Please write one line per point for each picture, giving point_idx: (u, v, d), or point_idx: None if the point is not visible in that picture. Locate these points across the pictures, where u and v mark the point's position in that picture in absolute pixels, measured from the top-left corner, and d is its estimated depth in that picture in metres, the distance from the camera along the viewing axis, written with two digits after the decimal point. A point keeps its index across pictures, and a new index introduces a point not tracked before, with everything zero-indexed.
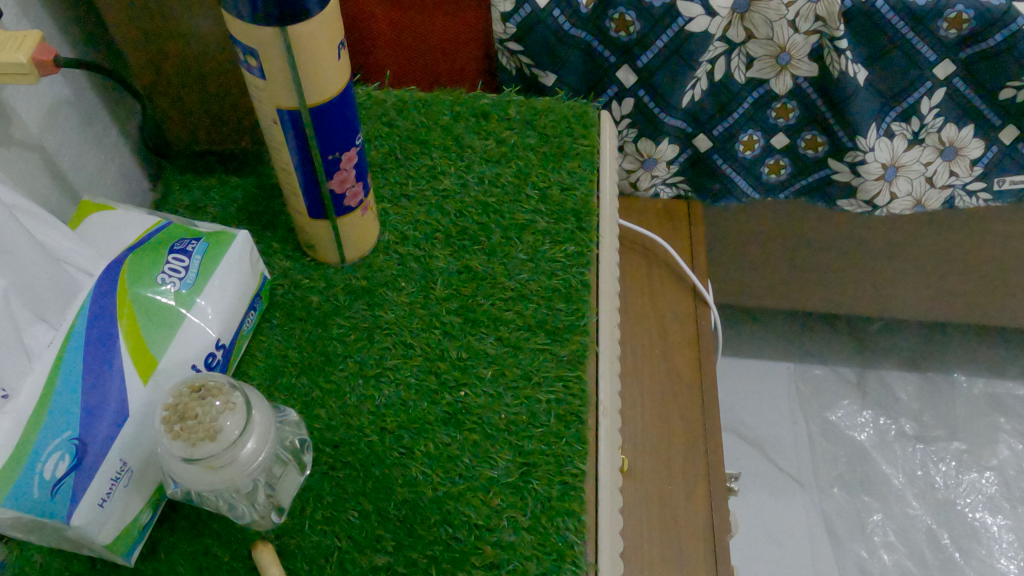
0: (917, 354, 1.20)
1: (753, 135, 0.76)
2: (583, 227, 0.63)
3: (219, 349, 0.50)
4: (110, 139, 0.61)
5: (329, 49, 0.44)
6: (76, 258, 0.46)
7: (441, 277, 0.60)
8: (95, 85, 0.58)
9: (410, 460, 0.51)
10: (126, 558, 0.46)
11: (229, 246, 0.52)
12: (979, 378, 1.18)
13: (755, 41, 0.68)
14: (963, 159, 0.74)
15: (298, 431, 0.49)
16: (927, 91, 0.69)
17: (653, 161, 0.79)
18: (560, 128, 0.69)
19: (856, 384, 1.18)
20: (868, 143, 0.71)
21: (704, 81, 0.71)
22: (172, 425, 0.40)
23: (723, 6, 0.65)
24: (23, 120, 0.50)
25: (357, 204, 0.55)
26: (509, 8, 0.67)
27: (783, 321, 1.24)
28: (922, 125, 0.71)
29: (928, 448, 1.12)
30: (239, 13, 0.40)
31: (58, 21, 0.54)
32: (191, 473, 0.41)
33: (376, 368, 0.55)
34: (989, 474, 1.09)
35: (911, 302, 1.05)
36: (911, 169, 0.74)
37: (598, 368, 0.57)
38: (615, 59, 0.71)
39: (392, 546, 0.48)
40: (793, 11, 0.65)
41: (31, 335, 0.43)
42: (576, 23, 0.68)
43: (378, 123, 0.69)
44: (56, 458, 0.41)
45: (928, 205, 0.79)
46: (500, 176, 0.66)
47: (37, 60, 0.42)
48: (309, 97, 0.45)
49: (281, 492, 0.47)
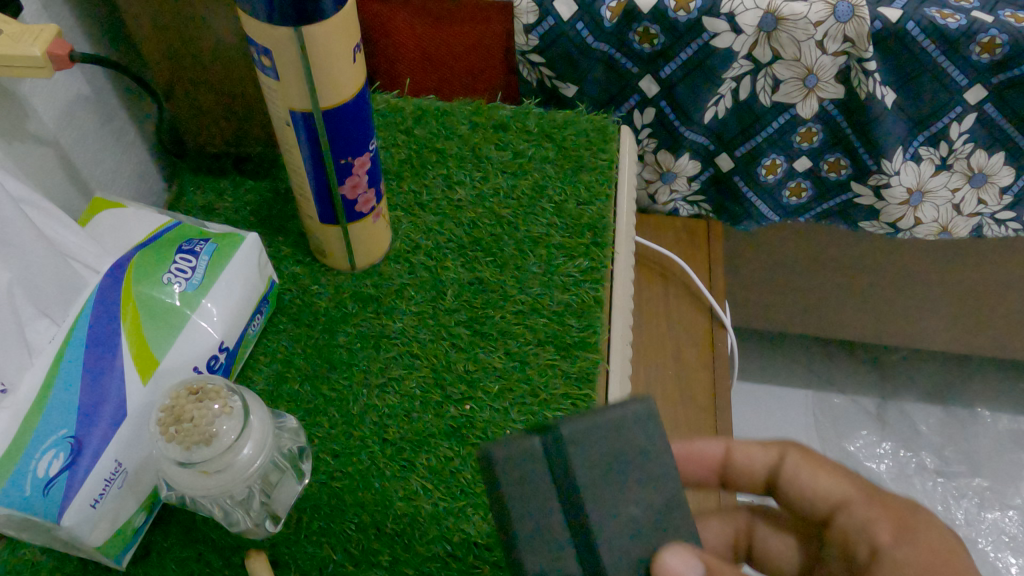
0: (939, 386, 1.17)
1: (775, 159, 0.74)
2: (599, 242, 0.62)
3: (223, 352, 0.50)
4: (128, 137, 0.62)
5: (344, 50, 0.43)
6: (83, 254, 0.46)
7: (453, 289, 0.59)
8: (114, 83, 0.59)
9: (411, 474, 0.50)
10: (116, 561, 0.45)
11: (238, 249, 0.51)
12: (1003, 414, 1.14)
13: (782, 62, 0.65)
14: (993, 187, 0.71)
15: (297, 439, 0.48)
16: (958, 116, 0.66)
17: (672, 175, 0.79)
18: (579, 142, 0.68)
19: (875, 415, 1.15)
20: (894, 167, 0.69)
21: (728, 98, 0.70)
22: (167, 427, 0.39)
23: (749, 24, 0.63)
24: (39, 114, 0.50)
25: (368, 210, 0.54)
26: (531, 21, 0.67)
27: (800, 346, 1.22)
28: (950, 151, 0.68)
29: (948, 483, 1.08)
30: (254, 11, 0.40)
31: (80, 19, 0.54)
32: (184, 477, 0.40)
33: (382, 378, 0.54)
34: (1012, 513, 1.05)
35: (934, 332, 1.02)
36: (936, 195, 0.72)
37: (609, 387, 0.55)
38: (637, 69, 0.69)
39: (387, 561, 0.46)
40: (821, 31, 0.62)
41: (32, 330, 0.43)
42: (599, 37, 0.67)
43: (395, 131, 0.69)
44: (51, 456, 0.40)
45: (955, 232, 0.77)
46: (516, 188, 0.66)
47: (53, 54, 0.42)
48: (322, 100, 0.45)
49: (276, 500, 0.46)
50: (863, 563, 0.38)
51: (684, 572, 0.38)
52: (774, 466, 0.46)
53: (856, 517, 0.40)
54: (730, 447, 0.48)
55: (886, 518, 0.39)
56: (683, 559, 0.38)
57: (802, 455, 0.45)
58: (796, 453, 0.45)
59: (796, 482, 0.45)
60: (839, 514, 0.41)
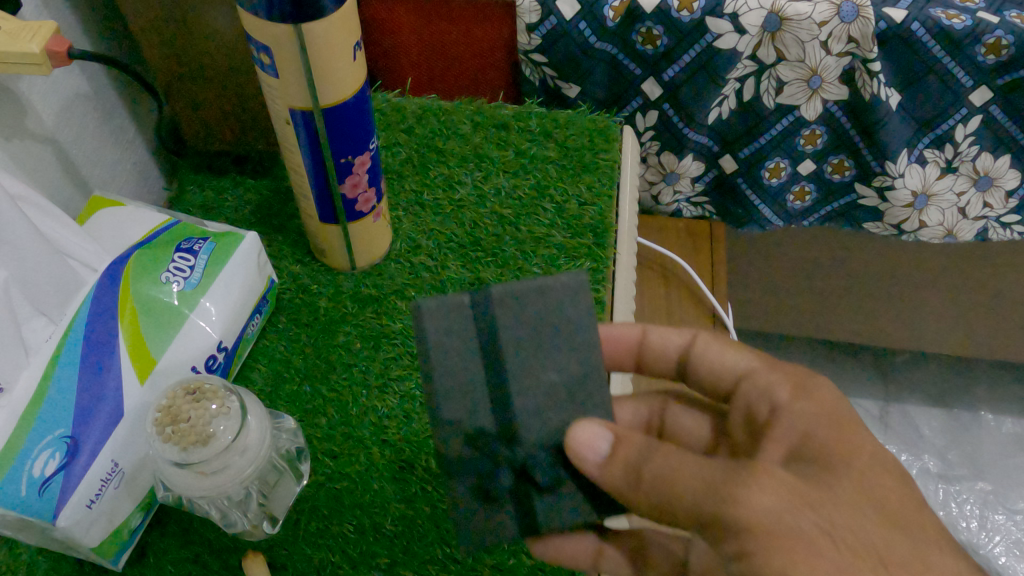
0: (942, 389, 1.16)
1: (779, 161, 0.73)
2: (601, 243, 0.61)
3: (221, 352, 0.49)
4: (128, 135, 0.61)
5: (343, 48, 0.43)
6: (80, 252, 0.46)
7: (452, 289, 0.59)
8: (113, 80, 0.58)
9: (410, 475, 0.50)
10: (111, 562, 0.45)
11: (236, 249, 0.50)
12: (1007, 417, 1.13)
13: (786, 63, 0.65)
14: (998, 190, 0.70)
15: (295, 439, 0.48)
16: (963, 118, 0.66)
17: (675, 176, 0.78)
18: (581, 141, 0.68)
19: (878, 418, 1.14)
20: (898, 169, 0.69)
21: (731, 99, 0.69)
22: (164, 428, 0.39)
23: (754, 24, 0.63)
24: (38, 112, 0.50)
25: (369, 210, 0.54)
26: (534, 20, 0.66)
27: (802, 348, 1.21)
28: (955, 153, 0.68)
29: (951, 487, 1.07)
30: (254, 9, 0.39)
31: (80, 17, 0.54)
32: (182, 478, 0.39)
33: (381, 378, 0.54)
34: (1015, 517, 1.04)
35: (937, 334, 1.01)
36: (942, 198, 0.72)
37: None
38: (641, 71, 0.69)
39: (386, 564, 0.46)
40: (826, 32, 0.62)
41: (30, 330, 0.42)
42: (601, 37, 0.66)
43: (396, 130, 0.69)
44: (46, 456, 0.40)
45: (960, 236, 0.76)
46: (517, 188, 0.65)
47: (50, 51, 0.42)
48: (323, 98, 0.44)
49: (274, 501, 0.46)
50: (765, 419, 0.39)
51: (594, 444, 0.37)
52: (685, 348, 0.47)
53: (760, 383, 0.41)
54: (646, 330, 0.49)
55: (786, 380, 0.40)
56: (591, 432, 0.37)
57: (712, 336, 0.46)
58: (706, 334, 0.46)
59: (707, 362, 0.46)
60: (743, 382, 0.43)
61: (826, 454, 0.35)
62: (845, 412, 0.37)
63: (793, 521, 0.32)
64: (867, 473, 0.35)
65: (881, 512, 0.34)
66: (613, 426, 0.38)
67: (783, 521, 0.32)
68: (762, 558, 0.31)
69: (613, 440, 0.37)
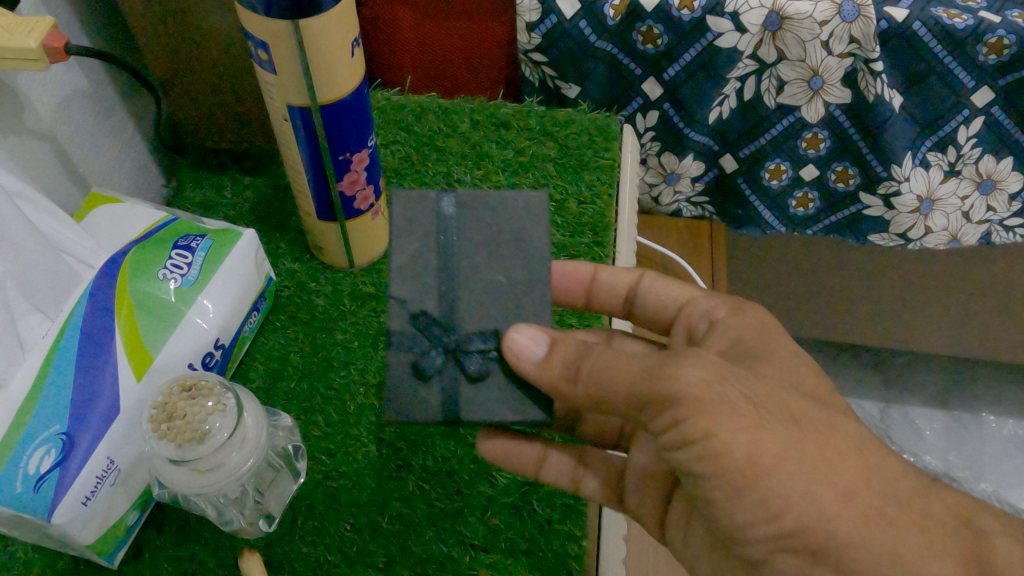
0: (944, 390, 1.16)
1: (780, 164, 0.73)
2: (599, 242, 0.62)
3: (218, 349, 0.49)
4: (127, 132, 0.61)
5: (342, 44, 0.43)
6: (77, 249, 0.46)
7: None
8: (112, 77, 0.58)
9: (407, 473, 0.50)
10: (107, 559, 0.44)
11: (234, 246, 0.50)
12: (1008, 419, 1.12)
13: (787, 62, 0.65)
14: (1002, 194, 0.70)
15: (291, 437, 0.48)
16: (964, 120, 0.65)
17: (675, 176, 0.79)
18: (581, 140, 0.68)
19: (879, 419, 1.14)
20: (903, 173, 0.68)
21: (732, 98, 0.69)
22: (158, 424, 0.39)
23: (754, 23, 0.62)
24: (36, 108, 0.50)
25: (367, 207, 0.54)
26: (534, 19, 0.66)
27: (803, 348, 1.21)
28: (958, 155, 0.67)
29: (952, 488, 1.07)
30: (251, 5, 0.39)
31: (80, 14, 0.54)
32: (177, 475, 0.39)
33: (379, 376, 0.54)
34: None
35: (939, 335, 1.01)
36: (946, 203, 0.71)
37: None
38: (641, 71, 0.69)
39: (382, 562, 0.46)
40: (827, 31, 0.61)
41: (26, 326, 0.42)
42: (601, 35, 0.66)
43: (395, 128, 0.69)
44: (42, 452, 0.40)
45: (964, 240, 0.75)
46: (518, 186, 0.65)
47: (48, 46, 0.42)
48: (321, 95, 0.44)
49: (270, 499, 0.46)
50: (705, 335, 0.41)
51: (532, 349, 0.35)
52: (635, 286, 0.49)
53: (702, 309, 0.43)
54: (597, 269, 0.50)
55: (725, 304, 0.42)
56: (528, 335, 0.35)
57: (659, 275, 0.48)
58: (653, 272, 0.48)
59: (654, 297, 0.48)
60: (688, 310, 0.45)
61: (752, 352, 0.36)
62: (773, 326, 0.39)
63: (720, 388, 0.32)
64: (783, 362, 0.36)
65: (797, 391, 0.35)
66: (550, 331, 0.36)
67: (711, 388, 0.31)
68: (690, 422, 0.31)
69: (550, 342, 0.35)
